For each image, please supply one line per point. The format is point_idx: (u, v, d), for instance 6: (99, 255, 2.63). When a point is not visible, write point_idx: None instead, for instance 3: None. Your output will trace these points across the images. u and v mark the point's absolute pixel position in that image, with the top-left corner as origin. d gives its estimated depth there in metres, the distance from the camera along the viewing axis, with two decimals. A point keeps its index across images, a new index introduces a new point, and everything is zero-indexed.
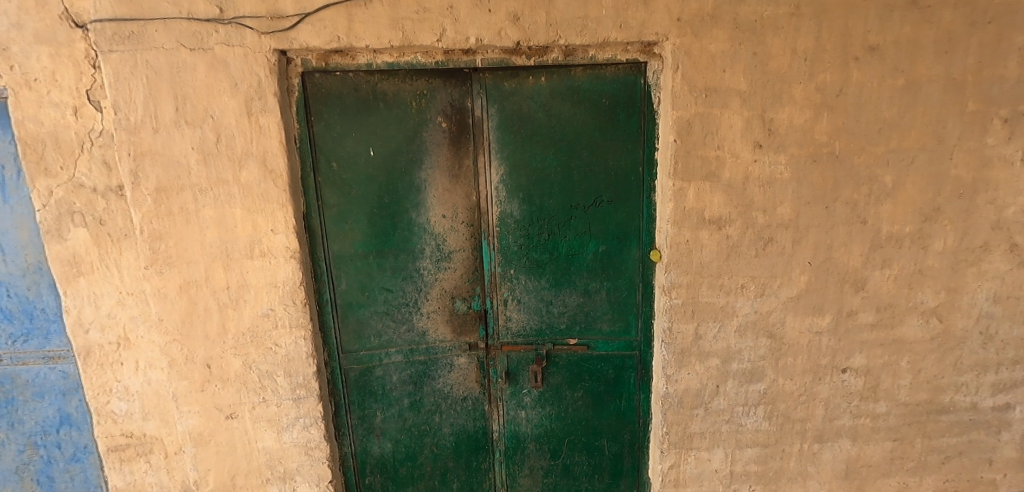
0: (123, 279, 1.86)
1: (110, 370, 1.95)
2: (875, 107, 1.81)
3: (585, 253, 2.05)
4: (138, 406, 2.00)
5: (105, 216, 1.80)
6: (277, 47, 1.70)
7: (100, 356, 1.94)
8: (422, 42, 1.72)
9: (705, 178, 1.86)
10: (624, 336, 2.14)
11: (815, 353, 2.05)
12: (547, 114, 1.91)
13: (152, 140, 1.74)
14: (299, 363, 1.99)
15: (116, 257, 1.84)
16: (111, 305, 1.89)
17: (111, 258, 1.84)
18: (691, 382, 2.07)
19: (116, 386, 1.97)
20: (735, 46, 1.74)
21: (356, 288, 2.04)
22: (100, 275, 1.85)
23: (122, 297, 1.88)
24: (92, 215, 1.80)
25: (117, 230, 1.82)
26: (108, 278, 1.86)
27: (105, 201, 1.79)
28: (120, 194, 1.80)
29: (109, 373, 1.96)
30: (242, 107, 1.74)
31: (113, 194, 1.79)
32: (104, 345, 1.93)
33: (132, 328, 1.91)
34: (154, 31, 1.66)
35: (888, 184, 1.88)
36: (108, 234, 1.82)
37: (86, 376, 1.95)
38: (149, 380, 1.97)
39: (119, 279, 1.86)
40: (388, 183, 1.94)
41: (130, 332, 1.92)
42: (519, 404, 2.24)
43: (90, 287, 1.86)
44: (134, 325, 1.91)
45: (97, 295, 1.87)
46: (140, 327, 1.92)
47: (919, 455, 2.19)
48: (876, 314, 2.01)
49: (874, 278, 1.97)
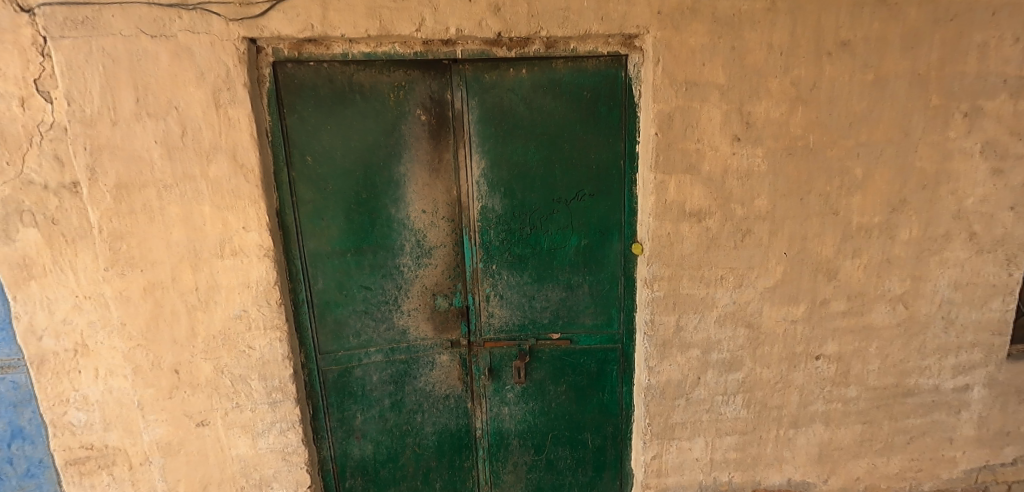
0: (80, 282, 1.75)
1: (67, 379, 1.83)
2: (846, 102, 1.87)
3: (567, 247, 2.04)
4: (98, 417, 1.88)
5: (58, 215, 1.68)
6: (246, 35, 1.62)
7: (55, 364, 1.81)
8: (401, 32, 1.67)
9: (686, 171, 1.87)
10: (606, 329, 2.14)
11: (791, 342, 2.10)
12: (528, 107, 1.88)
13: (110, 134, 1.64)
14: (274, 366, 1.91)
15: (71, 259, 1.73)
16: (67, 310, 1.77)
17: (66, 259, 1.72)
18: (672, 373, 2.09)
19: (74, 396, 1.85)
20: (714, 40, 1.76)
21: (333, 287, 1.97)
22: (54, 278, 1.73)
23: (79, 301, 1.77)
24: (43, 215, 1.67)
25: (73, 230, 1.70)
26: (63, 281, 1.74)
27: (58, 199, 1.67)
28: (75, 192, 1.68)
29: (65, 382, 1.83)
30: (208, 99, 1.64)
31: (67, 191, 1.67)
32: (59, 353, 1.81)
33: (91, 334, 1.80)
34: (111, 17, 1.56)
35: (858, 176, 1.94)
36: (62, 234, 1.70)
37: (40, 386, 1.83)
38: (110, 388, 1.86)
39: (75, 283, 1.75)
40: (366, 177, 1.89)
41: (88, 339, 1.81)
42: (502, 401, 2.23)
43: (42, 291, 1.74)
44: (93, 331, 1.80)
45: (50, 300, 1.75)
46: (100, 333, 1.81)
47: (886, 437, 2.29)
48: (848, 303, 2.08)
49: (845, 268, 2.04)
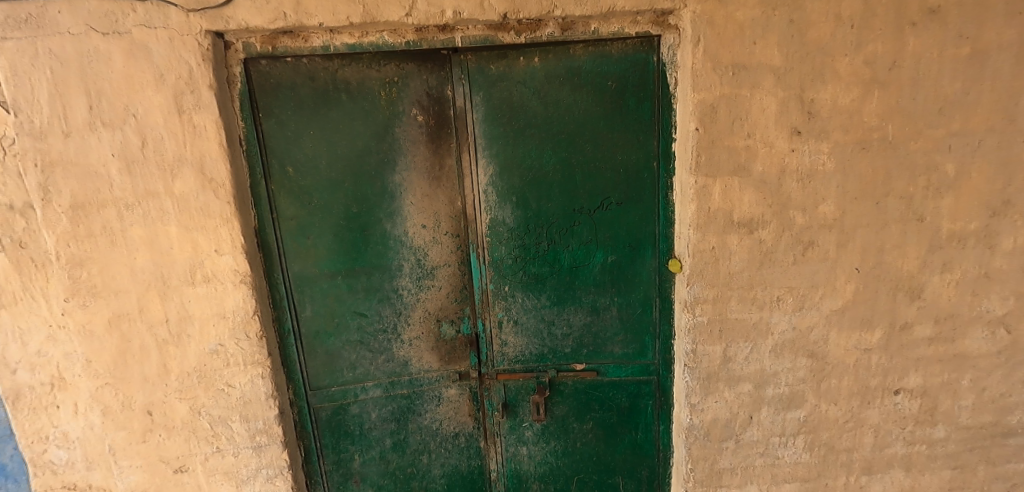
0: (53, 310, 1.54)
1: (45, 415, 1.63)
2: (934, 83, 1.51)
3: (591, 264, 1.74)
4: (80, 455, 1.68)
5: (26, 237, 1.48)
6: (209, 28, 1.38)
7: (32, 399, 1.61)
8: (388, 17, 1.40)
9: (733, 172, 1.55)
10: (639, 359, 1.83)
11: (863, 373, 1.76)
12: (542, 102, 1.60)
13: (63, 147, 1.43)
14: (256, 406, 1.68)
15: (43, 286, 1.52)
16: (41, 341, 1.57)
17: (36, 287, 1.52)
18: (719, 411, 1.77)
19: (54, 433, 1.66)
20: (767, 13, 1.44)
21: (323, 314, 1.73)
22: (24, 307, 1.53)
23: (53, 332, 1.56)
24: (9, 237, 1.47)
25: (41, 254, 1.50)
26: (35, 309, 1.54)
27: (25, 220, 1.47)
28: (40, 211, 1.47)
29: (43, 418, 1.64)
30: (170, 104, 1.42)
31: (34, 211, 1.47)
32: (35, 387, 1.60)
33: (67, 367, 1.59)
34: (57, 13, 1.35)
35: (949, 174, 1.58)
36: (30, 259, 1.50)
37: (18, 422, 1.63)
38: (91, 424, 1.66)
39: (47, 311, 1.54)
40: (356, 189, 1.63)
41: (65, 372, 1.60)
42: (519, 440, 1.94)
43: (13, 321, 1.54)
44: (70, 363, 1.59)
45: (22, 331, 1.55)
46: (77, 365, 1.60)
47: (981, 485, 1.90)
48: (935, 327, 1.72)
49: (931, 286, 1.68)
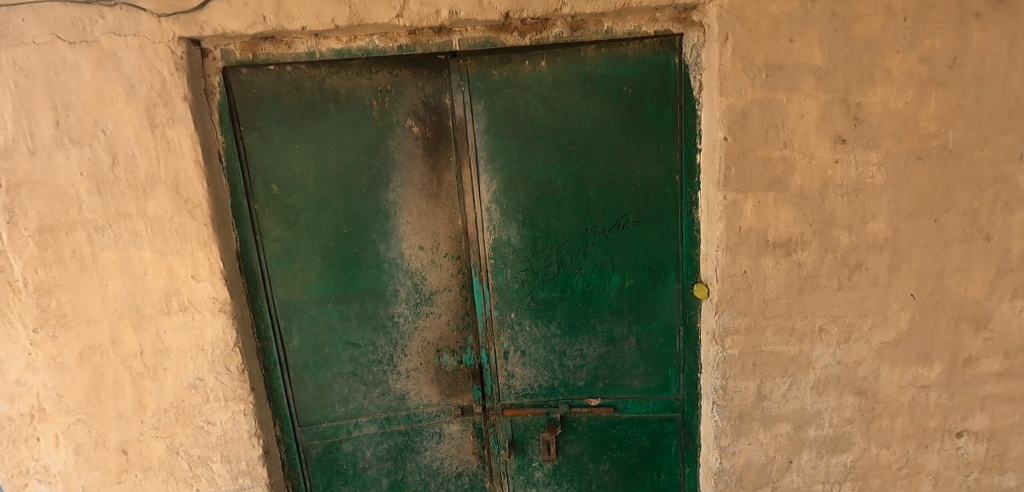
0: (32, 336, 1.40)
1: (24, 448, 1.49)
2: (1004, 82, 1.30)
3: (607, 289, 1.57)
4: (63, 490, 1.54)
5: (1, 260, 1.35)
6: (183, 35, 1.26)
7: (10, 432, 1.47)
8: (378, 19, 1.26)
9: (768, 187, 1.37)
10: (661, 394, 1.64)
11: (919, 414, 1.55)
12: (551, 110, 1.44)
13: (29, 165, 1.30)
14: (238, 446, 1.53)
15: (18, 310, 1.38)
16: (19, 370, 1.43)
17: (11, 312, 1.38)
18: (753, 455, 1.57)
19: (34, 466, 1.51)
20: (806, 5, 1.27)
21: (312, 345, 1.58)
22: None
23: (33, 359, 1.42)
24: None
25: (15, 278, 1.37)
26: (12, 337, 1.40)
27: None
28: (8, 234, 1.34)
29: (23, 451, 1.49)
30: (142, 118, 1.30)
31: (6, 233, 1.34)
32: (14, 418, 1.46)
33: (47, 396, 1.45)
34: (20, 22, 1.24)
35: (1021, 186, 1.37)
36: (6, 284, 1.37)
37: None
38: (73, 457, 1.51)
39: (26, 337, 1.40)
40: (346, 208, 1.48)
41: (45, 402, 1.46)
42: (528, 481, 1.76)
43: None
44: (49, 394, 1.45)
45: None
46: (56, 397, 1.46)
47: None
48: (1004, 362, 1.50)
49: (1000, 314, 1.46)
